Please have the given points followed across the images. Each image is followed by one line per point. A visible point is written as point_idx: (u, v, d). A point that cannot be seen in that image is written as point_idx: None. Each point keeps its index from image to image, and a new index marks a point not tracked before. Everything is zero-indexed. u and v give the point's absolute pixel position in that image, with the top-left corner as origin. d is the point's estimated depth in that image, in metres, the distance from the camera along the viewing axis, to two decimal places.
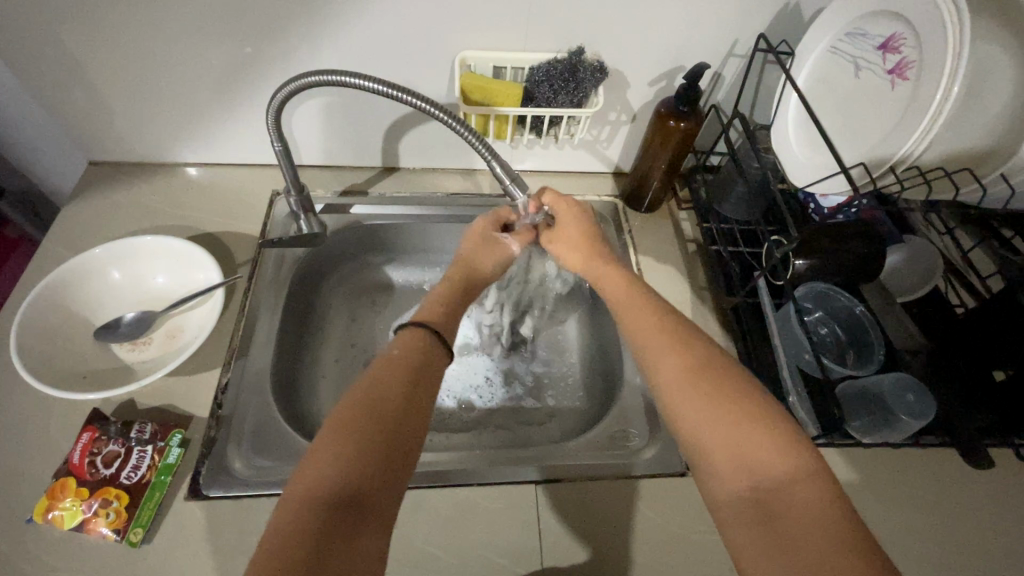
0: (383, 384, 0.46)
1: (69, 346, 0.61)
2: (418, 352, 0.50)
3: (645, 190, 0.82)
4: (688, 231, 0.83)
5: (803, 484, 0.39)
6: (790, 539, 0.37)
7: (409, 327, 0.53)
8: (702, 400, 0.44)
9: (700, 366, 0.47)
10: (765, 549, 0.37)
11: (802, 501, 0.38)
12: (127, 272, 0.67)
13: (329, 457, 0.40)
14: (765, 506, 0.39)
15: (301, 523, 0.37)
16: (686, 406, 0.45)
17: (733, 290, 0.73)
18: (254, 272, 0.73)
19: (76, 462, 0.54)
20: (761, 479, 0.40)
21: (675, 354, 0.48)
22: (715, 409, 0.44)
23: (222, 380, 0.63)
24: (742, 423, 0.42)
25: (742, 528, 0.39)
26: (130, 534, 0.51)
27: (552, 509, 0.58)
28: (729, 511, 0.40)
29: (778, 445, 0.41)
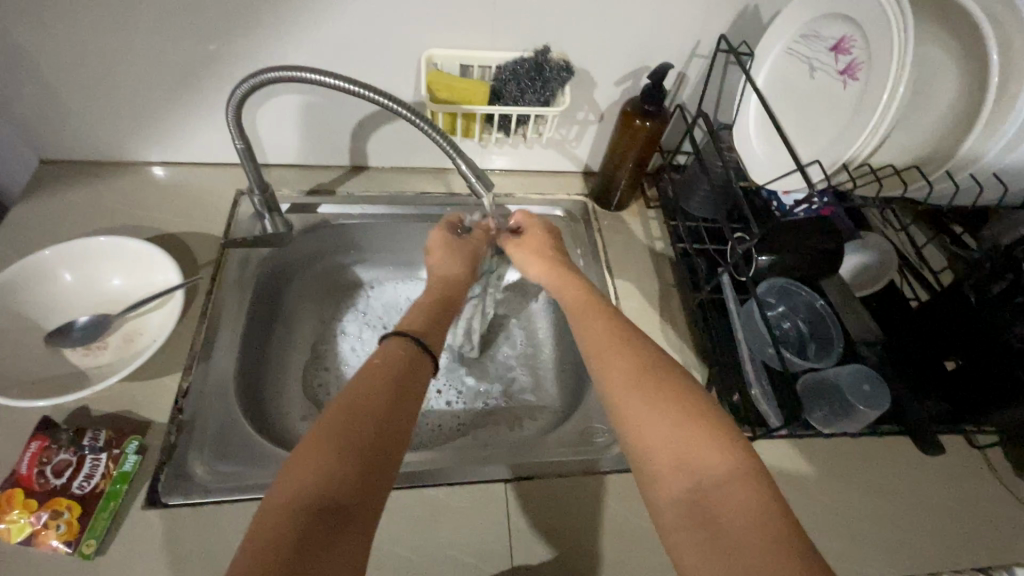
0: (356, 396, 0.46)
1: (18, 351, 0.58)
2: (408, 362, 0.51)
3: (614, 189, 0.83)
4: (656, 229, 0.84)
5: (742, 487, 0.40)
6: (728, 540, 0.38)
7: (398, 334, 0.54)
8: (648, 403, 0.46)
9: (657, 372, 0.48)
10: (707, 551, 0.38)
11: (741, 505, 0.39)
12: (80, 273, 0.64)
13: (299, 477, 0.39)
14: (705, 510, 0.40)
15: (269, 535, 0.36)
16: (637, 408, 0.46)
17: (699, 286, 0.75)
18: (217, 273, 0.71)
19: (24, 472, 0.51)
20: (702, 480, 0.41)
21: (627, 357, 0.50)
22: (662, 410, 0.45)
23: (183, 384, 0.61)
24: (688, 425, 0.44)
25: (683, 532, 0.40)
26: (84, 546, 0.49)
27: (523, 507, 0.59)
28: (672, 515, 0.41)
29: (723, 448, 0.42)
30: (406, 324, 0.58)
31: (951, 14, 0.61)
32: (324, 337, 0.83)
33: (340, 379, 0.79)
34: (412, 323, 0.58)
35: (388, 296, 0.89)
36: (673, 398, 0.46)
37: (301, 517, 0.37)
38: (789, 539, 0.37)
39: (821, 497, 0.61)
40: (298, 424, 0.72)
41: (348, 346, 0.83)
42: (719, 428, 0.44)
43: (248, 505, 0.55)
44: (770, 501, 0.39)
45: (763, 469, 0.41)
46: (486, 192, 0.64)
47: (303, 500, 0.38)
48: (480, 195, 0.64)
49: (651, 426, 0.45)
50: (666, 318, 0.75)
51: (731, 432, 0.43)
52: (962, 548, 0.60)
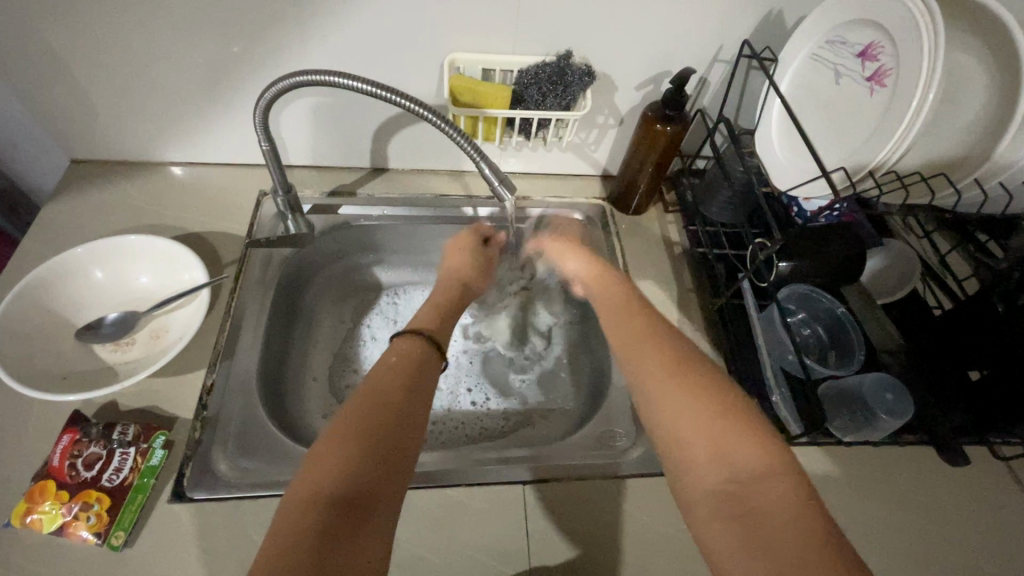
0: (384, 387, 0.48)
1: (50, 345, 0.59)
2: (422, 367, 0.52)
3: (633, 193, 0.84)
4: (675, 233, 0.84)
5: (776, 480, 0.40)
6: (764, 532, 0.37)
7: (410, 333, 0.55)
8: (678, 395, 0.46)
9: (684, 365, 0.49)
10: (743, 544, 0.38)
11: (776, 497, 0.39)
12: (110, 271, 0.65)
13: (332, 464, 0.41)
14: (740, 502, 0.40)
15: (302, 526, 0.37)
16: (668, 401, 0.46)
17: (719, 292, 0.74)
18: (240, 272, 0.72)
19: (55, 464, 0.53)
20: (737, 473, 0.41)
21: (654, 351, 0.50)
22: (688, 404, 0.45)
23: (207, 381, 0.62)
24: (720, 419, 0.44)
25: (715, 525, 0.40)
26: (112, 538, 0.51)
27: (541, 509, 0.59)
28: (703, 507, 0.41)
29: (754, 441, 0.42)
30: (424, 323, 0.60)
31: (981, 20, 0.60)
32: (349, 335, 0.84)
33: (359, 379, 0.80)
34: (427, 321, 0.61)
35: (411, 297, 0.89)
36: (704, 392, 0.46)
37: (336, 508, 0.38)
38: (824, 535, 0.37)
39: (841, 507, 0.61)
40: (319, 422, 0.73)
41: (374, 347, 0.84)
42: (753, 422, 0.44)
43: (271, 501, 0.55)
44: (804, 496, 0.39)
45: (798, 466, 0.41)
46: (511, 198, 0.63)
47: (337, 488, 0.39)
48: (503, 199, 0.64)
49: (682, 418, 0.45)
50: (684, 323, 0.75)
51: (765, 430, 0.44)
52: (987, 560, 0.59)
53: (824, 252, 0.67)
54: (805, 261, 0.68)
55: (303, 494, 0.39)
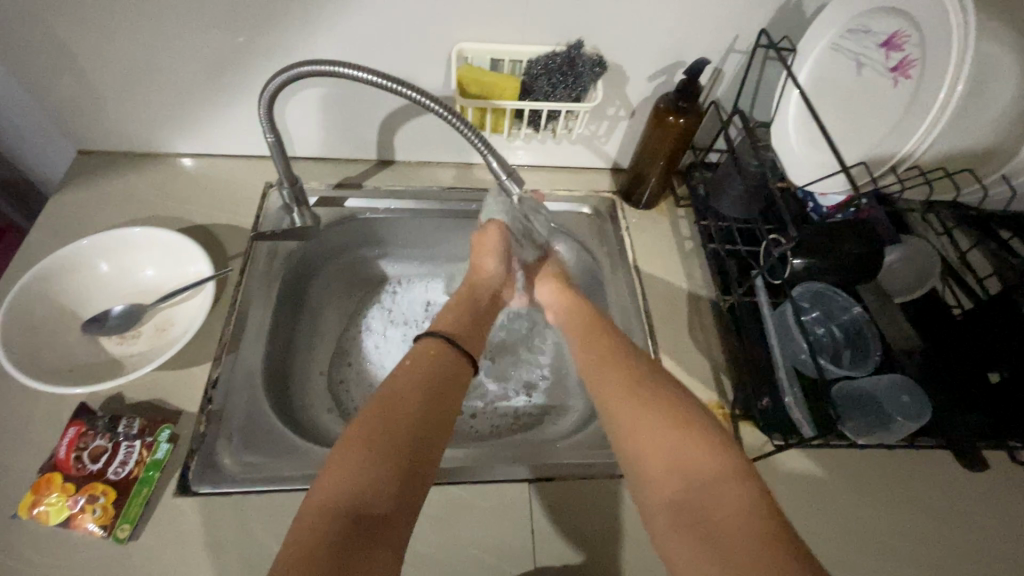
0: (403, 401, 0.48)
1: (57, 337, 0.59)
2: (451, 373, 0.54)
3: (643, 187, 0.82)
4: (685, 228, 0.83)
5: (730, 487, 0.42)
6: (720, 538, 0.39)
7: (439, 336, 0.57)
8: (636, 410, 0.49)
9: (641, 384, 0.51)
10: (700, 555, 0.39)
11: (729, 502, 0.40)
12: (115, 263, 0.65)
13: (343, 475, 0.42)
14: (694, 512, 0.41)
15: (313, 532, 0.38)
16: (626, 418, 0.49)
17: (730, 289, 0.73)
18: (246, 265, 0.71)
19: (62, 456, 0.53)
20: (690, 482, 0.43)
21: (615, 372, 0.54)
22: (647, 415, 0.48)
23: (212, 375, 0.62)
24: (673, 433, 0.46)
25: (671, 531, 0.42)
26: (118, 530, 0.51)
27: (546, 508, 0.58)
28: (661, 516, 0.43)
29: (709, 451, 0.44)
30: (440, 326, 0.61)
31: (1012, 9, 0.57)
32: (353, 330, 0.84)
33: (363, 375, 0.80)
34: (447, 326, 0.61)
35: (414, 292, 0.89)
36: (662, 406, 0.49)
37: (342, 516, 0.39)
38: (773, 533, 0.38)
39: (851, 510, 0.60)
40: (323, 415, 0.73)
41: (378, 342, 0.84)
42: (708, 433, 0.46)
43: (274, 496, 0.55)
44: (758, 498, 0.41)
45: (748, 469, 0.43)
46: (518, 189, 0.62)
47: (343, 501, 0.40)
48: (512, 192, 0.63)
49: (639, 433, 0.47)
50: (694, 321, 0.74)
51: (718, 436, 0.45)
52: (1001, 566, 0.58)
53: (839, 250, 0.65)
54: (820, 257, 0.66)
55: (313, 503, 0.40)
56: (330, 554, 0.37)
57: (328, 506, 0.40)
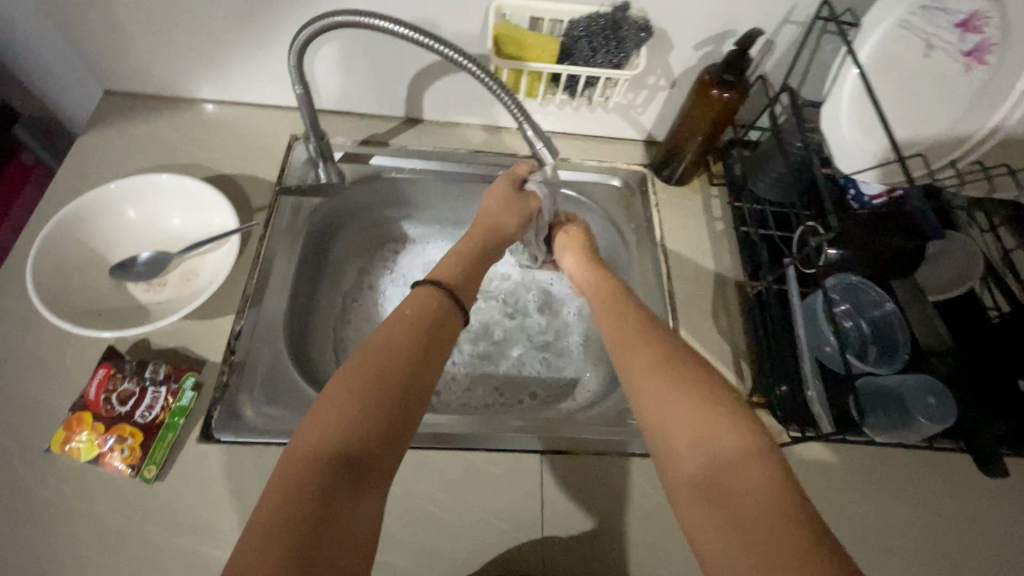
0: (396, 350, 0.49)
1: (87, 280, 0.60)
2: (437, 323, 0.54)
3: (677, 163, 0.79)
4: (717, 208, 0.80)
5: (753, 465, 0.42)
6: (740, 515, 0.39)
7: (433, 288, 0.57)
8: (664, 385, 0.49)
9: (675, 365, 0.50)
10: (718, 527, 0.40)
11: (753, 478, 0.41)
12: (142, 209, 0.65)
13: (338, 420, 0.43)
14: (717, 487, 0.42)
15: (299, 483, 0.39)
16: (654, 394, 0.49)
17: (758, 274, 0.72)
18: (270, 218, 0.71)
19: (92, 397, 0.54)
20: (715, 458, 0.43)
21: (648, 351, 0.52)
22: (677, 393, 0.48)
23: (236, 327, 0.63)
24: (703, 411, 0.46)
25: (694, 505, 0.42)
26: (145, 471, 0.53)
27: (556, 479, 0.59)
28: (684, 490, 0.44)
29: (736, 429, 0.44)
30: (442, 273, 0.60)
31: None
32: (362, 286, 0.84)
33: (364, 334, 0.79)
34: (445, 273, 0.60)
35: (431, 253, 0.88)
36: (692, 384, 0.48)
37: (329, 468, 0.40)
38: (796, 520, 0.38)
39: (859, 504, 0.60)
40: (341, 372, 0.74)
41: (385, 301, 0.83)
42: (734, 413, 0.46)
43: None
44: (783, 479, 0.41)
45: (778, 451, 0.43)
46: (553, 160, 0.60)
47: (338, 448, 0.41)
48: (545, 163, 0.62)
49: (667, 407, 0.47)
50: (718, 304, 0.72)
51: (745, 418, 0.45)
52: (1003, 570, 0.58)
53: (877, 244, 0.63)
54: (858, 249, 0.63)
55: (303, 444, 0.42)
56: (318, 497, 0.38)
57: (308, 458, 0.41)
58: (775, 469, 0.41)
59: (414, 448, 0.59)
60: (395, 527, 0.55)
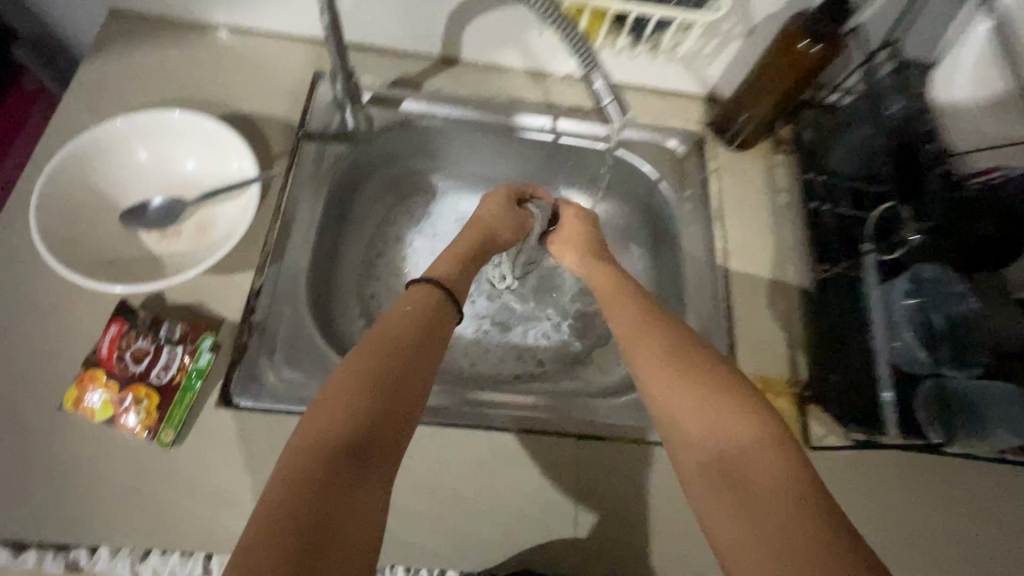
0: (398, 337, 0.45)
1: (96, 225, 0.55)
2: (432, 305, 0.50)
3: (743, 125, 0.71)
4: (782, 179, 0.72)
5: (767, 452, 0.40)
6: (761, 504, 0.37)
7: (418, 282, 0.52)
8: (681, 384, 0.45)
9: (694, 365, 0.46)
10: (741, 518, 0.37)
11: (774, 482, 0.38)
12: (152, 150, 0.59)
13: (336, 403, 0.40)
14: (733, 476, 0.40)
15: (302, 470, 0.36)
16: (670, 393, 0.46)
17: (826, 258, 0.65)
18: (293, 166, 0.65)
19: (105, 354, 0.51)
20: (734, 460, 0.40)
21: (655, 345, 0.49)
22: (694, 392, 0.44)
23: (255, 285, 0.58)
24: (722, 413, 0.43)
25: (712, 506, 0.39)
26: (162, 435, 0.50)
27: (592, 466, 0.56)
28: (700, 488, 0.41)
29: (750, 422, 0.42)
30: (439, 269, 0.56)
31: None
32: (383, 240, 0.77)
33: (391, 293, 0.74)
34: (444, 270, 0.56)
35: (458, 207, 0.80)
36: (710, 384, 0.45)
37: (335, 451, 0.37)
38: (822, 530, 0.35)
39: (913, 512, 0.56)
40: None
41: (411, 257, 0.77)
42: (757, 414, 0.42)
43: None
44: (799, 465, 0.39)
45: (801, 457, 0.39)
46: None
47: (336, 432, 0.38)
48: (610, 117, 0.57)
49: (682, 406, 0.44)
50: (775, 286, 0.66)
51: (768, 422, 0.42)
52: None
53: (966, 228, 0.58)
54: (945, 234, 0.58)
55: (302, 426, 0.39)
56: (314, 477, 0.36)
57: (312, 447, 0.37)
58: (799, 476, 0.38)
59: (444, 425, 0.56)
60: (421, 506, 0.53)
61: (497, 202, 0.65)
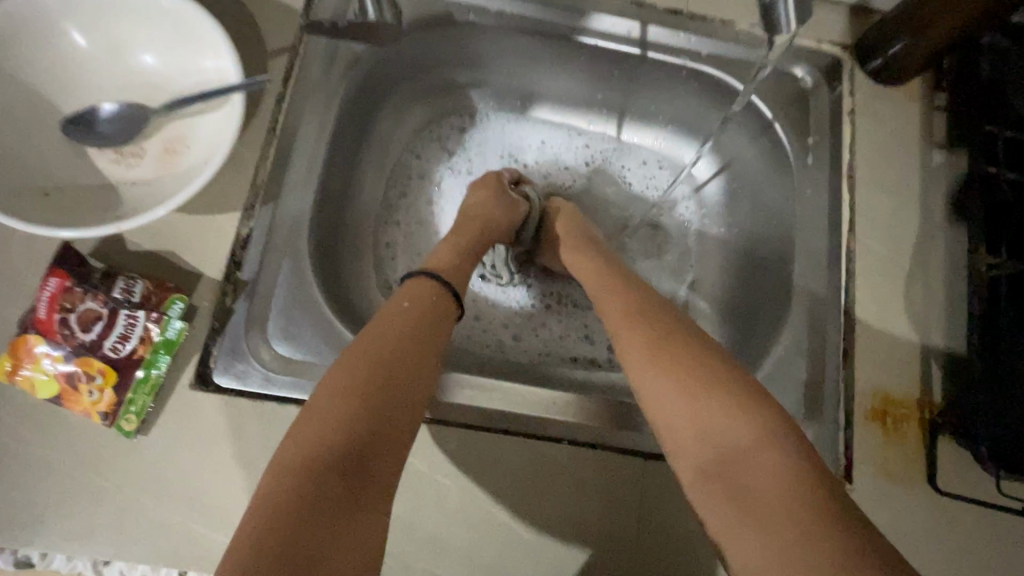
0: (388, 337, 0.38)
1: (27, 137, 0.41)
2: (432, 297, 0.43)
3: (910, 45, 0.51)
4: (938, 130, 0.54)
5: (771, 453, 0.34)
6: (766, 519, 0.32)
7: (415, 275, 0.45)
8: (658, 368, 0.39)
9: (660, 339, 0.41)
10: (746, 524, 0.33)
11: (769, 466, 0.34)
12: (103, 34, 0.43)
13: (319, 426, 0.33)
14: (724, 474, 0.35)
15: (282, 496, 0.30)
16: (645, 386, 0.40)
17: (996, 246, 0.48)
18: (293, 69, 0.49)
19: (43, 315, 0.39)
20: (727, 449, 0.35)
21: (641, 329, 0.42)
22: (672, 379, 0.39)
23: (243, 231, 0.44)
24: (703, 400, 0.37)
25: (717, 511, 0.35)
26: (122, 422, 0.39)
27: (659, 493, 0.44)
28: (700, 492, 0.36)
29: (737, 404, 0.37)
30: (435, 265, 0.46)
31: None
32: (406, 174, 0.63)
33: (414, 241, 0.61)
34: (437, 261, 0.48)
35: (499, 137, 0.66)
36: (683, 362, 0.39)
37: (324, 470, 0.31)
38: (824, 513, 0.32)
39: None
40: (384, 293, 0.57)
41: (446, 200, 0.64)
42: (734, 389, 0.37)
43: None
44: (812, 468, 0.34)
45: (786, 429, 0.36)
46: (794, 27, 0.37)
47: (322, 462, 0.32)
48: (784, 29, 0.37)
49: (664, 399, 0.38)
50: (915, 276, 0.50)
51: (747, 394, 0.37)
52: None
53: None
54: None
55: (281, 464, 0.32)
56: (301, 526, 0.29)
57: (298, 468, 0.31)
58: (791, 452, 0.34)
59: (479, 431, 0.44)
60: (444, 530, 0.42)
61: (487, 189, 0.55)
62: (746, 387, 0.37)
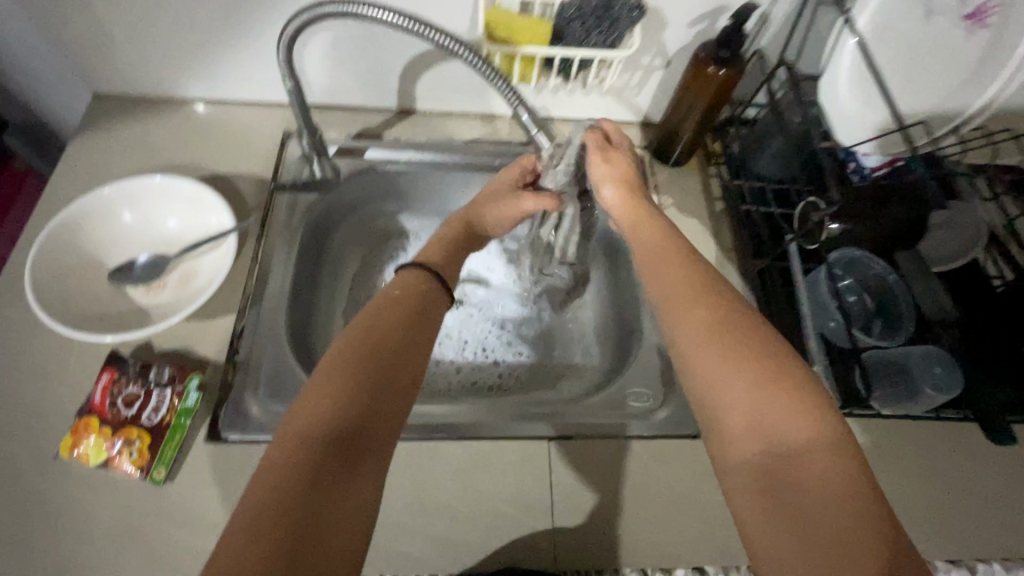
0: (384, 329, 0.43)
1: (87, 286, 0.60)
2: (418, 285, 0.48)
3: (675, 142, 0.78)
4: (717, 189, 0.79)
5: (828, 456, 0.36)
6: (801, 496, 0.35)
7: (409, 268, 0.50)
8: (722, 358, 0.40)
9: (724, 328, 0.42)
10: (780, 518, 0.35)
11: (824, 475, 0.35)
12: (138, 213, 0.64)
13: (317, 406, 0.38)
14: (774, 472, 0.36)
15: (283, 480, 0.34)
16: (700, 363, 0.41)
17: (761, 253, 0.71)
18: (266, 218, 0.71)
19: (98, 402, 0.55)
20: (782, 448, 0.37)
21: (704, 306, 0.43)
22: (733, 366, 0.40)
23: (238, 326, 0.63)
24: (757, 387, 0.39)
25: (749, 496, 0.37)
26: (154, 472, 0.53)
27: (562, 463, 0.59)
28: (739, 477, 0.38)
29: (804, 412, 0.37)
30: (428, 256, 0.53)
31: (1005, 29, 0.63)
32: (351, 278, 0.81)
33: None
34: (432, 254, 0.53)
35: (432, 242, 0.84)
36: (749, 352, 0.40)
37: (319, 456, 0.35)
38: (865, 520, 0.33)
39: None
40: None
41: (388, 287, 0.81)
42: (800, 391, 0.38)
43: None
44: (853, 451, 0.36)
45: (849, 440, 0.37)
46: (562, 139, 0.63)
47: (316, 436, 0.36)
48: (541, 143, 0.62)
49: (716, 381, 0.40)
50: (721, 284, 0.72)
51: (816, 397, 0.38)
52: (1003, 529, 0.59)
53: (885, 217, 0.64)
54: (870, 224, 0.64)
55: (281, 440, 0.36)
56: (302, 509, 0.33)
57: (298, 460, 0.35)
58: (847, 461, 0.36)
59: (428, 438, 0.59)
60: (404, 519, 0.55)
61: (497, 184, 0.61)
62: (813, 392, 0.39)
